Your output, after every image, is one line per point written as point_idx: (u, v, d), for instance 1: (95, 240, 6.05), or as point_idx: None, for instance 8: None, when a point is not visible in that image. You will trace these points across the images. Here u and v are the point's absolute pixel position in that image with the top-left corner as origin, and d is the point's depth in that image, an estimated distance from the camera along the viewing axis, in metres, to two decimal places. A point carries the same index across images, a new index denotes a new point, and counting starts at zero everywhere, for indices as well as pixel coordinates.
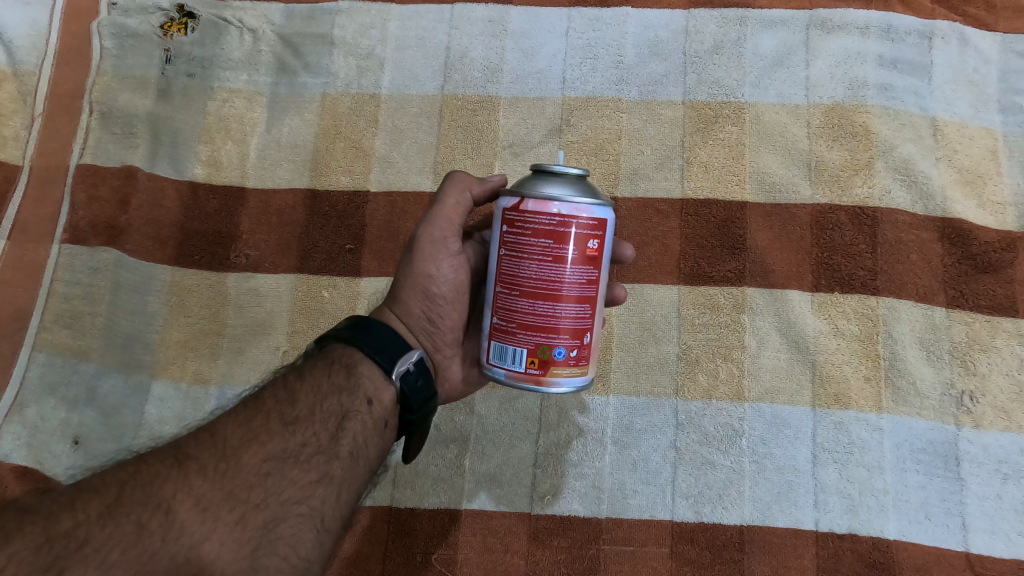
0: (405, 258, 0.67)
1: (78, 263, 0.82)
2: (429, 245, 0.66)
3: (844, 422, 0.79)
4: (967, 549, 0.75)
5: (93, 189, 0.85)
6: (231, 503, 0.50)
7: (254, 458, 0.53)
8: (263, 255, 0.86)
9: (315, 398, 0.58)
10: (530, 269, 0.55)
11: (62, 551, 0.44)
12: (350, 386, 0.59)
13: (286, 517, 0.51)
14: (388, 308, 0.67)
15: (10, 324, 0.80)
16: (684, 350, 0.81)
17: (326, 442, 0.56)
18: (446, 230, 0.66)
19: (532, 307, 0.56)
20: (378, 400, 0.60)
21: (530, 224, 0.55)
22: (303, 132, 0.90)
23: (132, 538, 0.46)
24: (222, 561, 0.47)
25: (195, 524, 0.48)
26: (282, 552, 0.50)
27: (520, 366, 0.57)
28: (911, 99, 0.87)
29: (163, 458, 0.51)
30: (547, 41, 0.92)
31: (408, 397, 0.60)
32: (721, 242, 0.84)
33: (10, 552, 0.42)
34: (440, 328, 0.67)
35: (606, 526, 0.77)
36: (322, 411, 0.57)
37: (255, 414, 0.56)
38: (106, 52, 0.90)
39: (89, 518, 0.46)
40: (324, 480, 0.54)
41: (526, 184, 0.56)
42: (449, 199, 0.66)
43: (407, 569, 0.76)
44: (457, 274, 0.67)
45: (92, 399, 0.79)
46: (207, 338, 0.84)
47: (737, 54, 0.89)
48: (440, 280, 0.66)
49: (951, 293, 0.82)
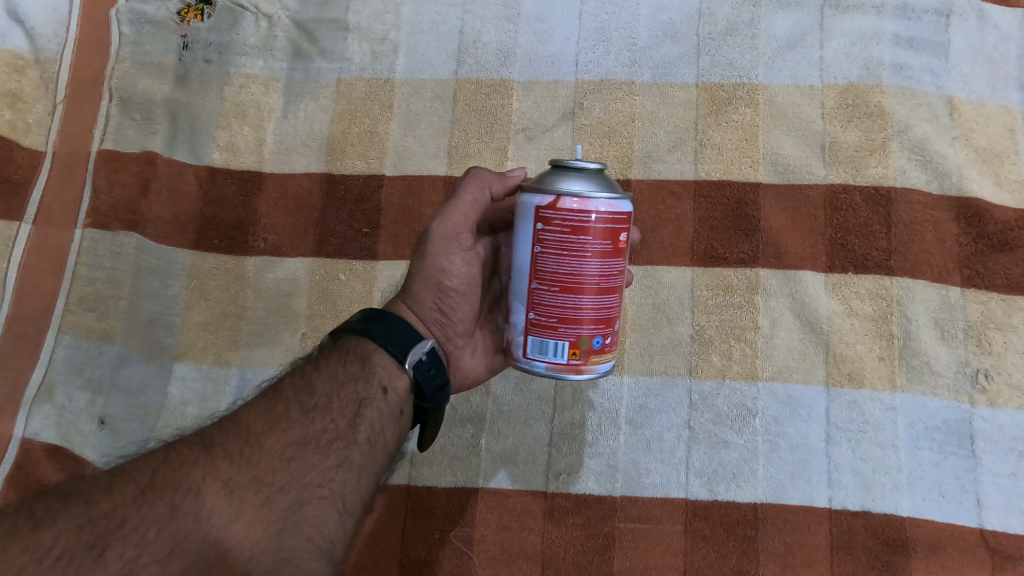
0: (418, 251, 0.67)
1: (102, 247, 0.84)
2: (443, 239, 0.65)
3: (858, 400, 0.79)
4: (981, 526, 0.75)
5: (115, 174, 0.87)
6: (257, 486, 0.50)
7: (277, 444, 0.53)
8: (281, 239, 0.88)
9: (332, 387, 0.58)
10: (568, 265, 0.56)
11: (102, 531, 0.44)
12: (366, 375, 0.59)
13: (309, 500, 0.51)
14: (401, 299, 0.68)
15: (37, 306, 0.82)
16: (698, 331, 0.82)
17: (344, 428, 0.56)
18: (461, 226, 0.66)
19: (569, 301, 0.57)
20: (392, 388, 0.60)
21: (567, 222, 0.55)
22: (320, 117, 0.91)
23: (166, 519, 0.46)
24: (250, 542, 0.48)
25: (223, 506, 0.49)
26: (306, 532, 0.50)
27: (561, 358, 0.58)
28: (927, 78, 0.87)
29: (190, 444, 0.52)
30: (560, 24, 0.92)
31: (422, 385, 0.61)
32: (735, 223, 0.84)
33: (55, 531, 0.43)
34: (451, 319, 0.68)
35: (621, 504, 0.78)
36: (340, 398, 0.58)
37: (274, 402, 0.56)
38: (125, 39, 0.91)
39: (127, 500, 0.46)
40: (344, 465, 0.55)
41: (558, 181, 0.56)
42: (466, 195, 0.66)
43: (426, 545, 0.77)
44: (471, 270, 0.67)
45: (117, 381, 0.81)
46: (228, 321, 0.86)
47: (751, 35, 0.89)
48: (453, 274, 0.66)
49: (967, 272, 0.82)
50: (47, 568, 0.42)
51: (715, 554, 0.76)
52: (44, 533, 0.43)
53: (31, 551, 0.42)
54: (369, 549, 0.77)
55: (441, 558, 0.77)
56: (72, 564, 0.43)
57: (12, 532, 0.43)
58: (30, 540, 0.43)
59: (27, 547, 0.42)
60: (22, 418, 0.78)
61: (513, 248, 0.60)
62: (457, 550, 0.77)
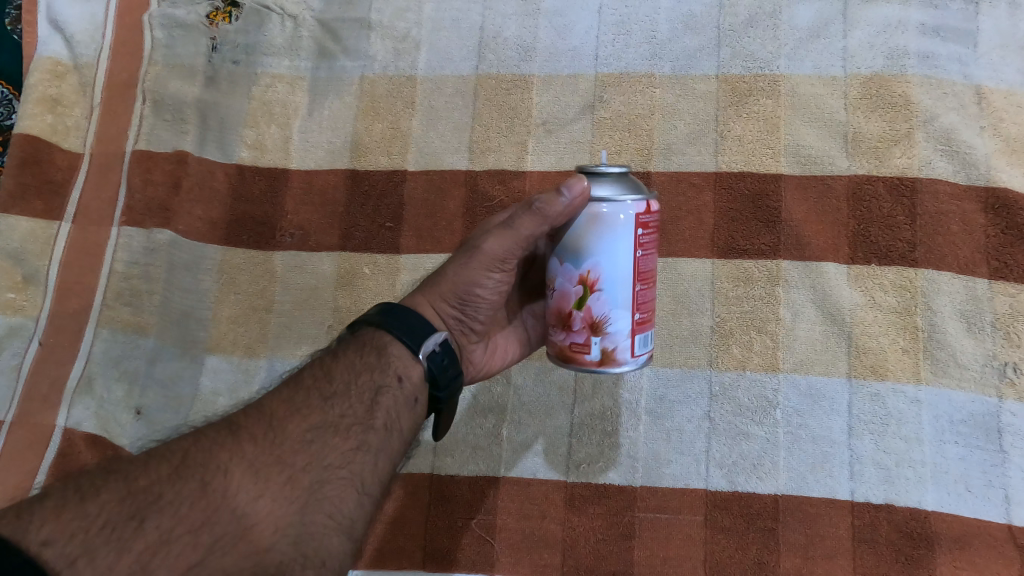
0: (455, 256, 0.66)
1: (138, 244, 0.87)
2: (488, 259, 0.63)
3: (880, 393, 0.78)
4: (1008, 521, 0.74)
5: (148, 172, 0.90)
6: (280, 466, 0.51)
7: (298, 427, 0.54)
8: (309, 233, 0.90)
9: (350, 375, 0.58)
10: (654, 262, 0.61)
11: (142, 503, 0.46)
12: (381, 365, 0.59)
13: (329, 480, 0.52)
14: (421, 294, 0.66)
15: (78, 300, 0.85)
16: (718, 323, 0.82)
17: (362, 414, 0.57)
18: (510, 252, 0.63)
19: (653, 292, 0.62)
20: (407, 377, 0.60)
21: (654, 223, 0.59)
22: (344, 114, 0.93)
23: (197, 495, 0.48)
24: (274, 517, 0.49)
25: (248, 484, 0.50)
26: (327, 510, 0.51)
27: (650, 343, 0.63)
28: (954, 67, 0.86)
29: (217, 428, 0.53)
30: (580, 18, 0.92)
31: (435, 375, 0.61)
32: (756, 215, 0.84)
33: (100, 503, 0.45)
34: (469, 321, 0.67)
35: (641, 495, 0.78)
36: (357, 386, 0.58)
37: (295, 389, 0.57)
38: (157, 42, 0.94)
39: (162, 476, 0.48)
40: (362, 448, 0.55)
41: (638, 188, 0.58)
42: (522, 224, 0.61)
43: (448, 533, 0.79)
44: (503, 287, 0.66)
45: (152, 372, 0.84)
46: (257, 314, 0.88)
47: (772, 27, 0.89)
48: (487, 289, 0.65)
49: (995, 264, 0.80)
50: (93, 536, 0.44)
51: (736, 545, 0.76)
52: (89, 504, 0.45)
53: (78, 520, 0.44)
54: (392, 536, 0.79)
55: (462, 545, 0.78)
56: (115, 533, 0.44)
57: (59, 503, 0.45)
58: (76, 510, 0.44)
59: (75, 517, 0.44)
60: (64, 408, 0.81)
61: (602, 260, 0.57)
62: (478, 537, 0.79)
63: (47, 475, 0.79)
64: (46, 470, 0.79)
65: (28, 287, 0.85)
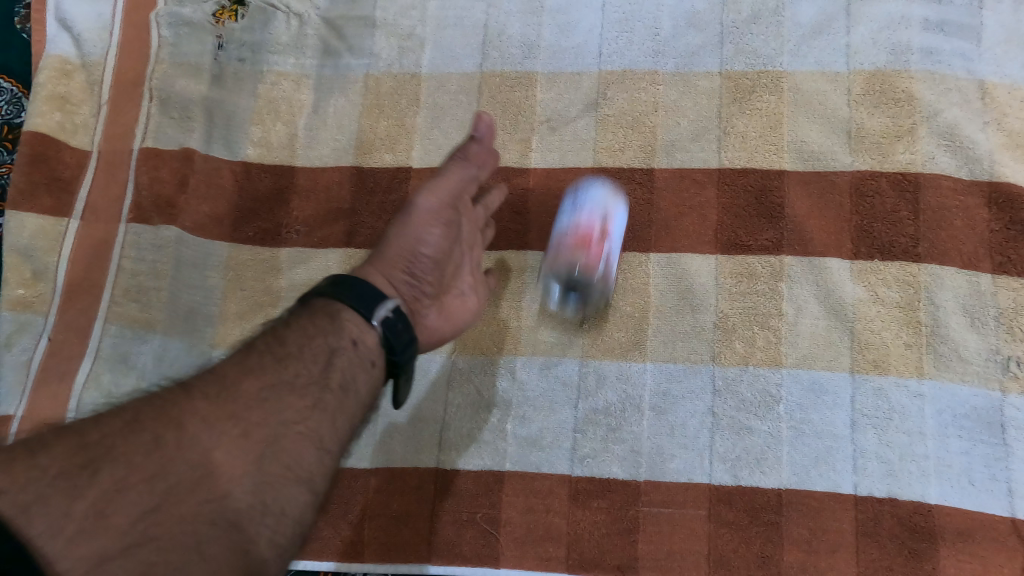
0: (393, 223, 0.71)
1: (145, 241, 0.88)
2: (425, 214, 0.71)
3: (883, 387, 0.79)
4: (1012, 515, 0.75)
5: (155, 170, 0.91)
6: (234, 420, 0.54)
7: (252, 386, 0.56)
8: (314, 230, 0.91)
9: (303, 339, 0.59)
10: None
11: (94, 455, 0.49)
12: (336, 329, 0.61)
13: (285, 434, 0.55)
14: (370, 266, 0.68)
15: (86, 296, 0.86)
16: (721, 318, 0.82)
17: (316, 374, 0.58)
18: (443, 203, 0.71)
19: None
20: (362, 341, 0.61)
21: None
22: (349, 112, 0.94)
23: (151, 447, 0.50)
24: (230, 467, 0.52)
25: (203, 437, 0.52)
26: (284, 461, 0.54)
27: None
28: (957, 62, 0.86)
29: (172, 388, 0.55)
30: (583, 16, 0.93)
31: (391, 340, 0.62)
32: (759, 211, 0.84)
33: (51, 455, 0.48)
34: (420, 282, 0.70)
35: (644, 489, 0.79)
36: (310, 349, 0.59)
37: (247, 354, 0.58)
38: (163, 41, 0.95)
39: (115, 431, 0.51)
40: (317, 406, 0.57)
41: None
42: (453, 174, 0.72)
43: (454, 527, 0.79)
44: (445, 244, 0.72)
45: (159, 367, 0.85)
46: (263, 310, 0.88)
47: (775, 23, 0.89)
48: (429, 245, 0.70)
49: (998, 258, 0.81)
50: (46, 485, 0.47)
51: (740, 539, 0.76)
52: (41, 458, 0.48)
53: (30, 471, 0.47)
54: (397, 530, 0.80)
55: (466, 539, 0.79)
56: (69, 483, 0.47)
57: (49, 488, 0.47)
58: (29, 462, 0.47)
59: (27, 469, 0.47)
60: (73, 403, 0.82)
61: None
62: (482, 531, 0.79)
63: None
64: None
65: (37, 283, 0.86)
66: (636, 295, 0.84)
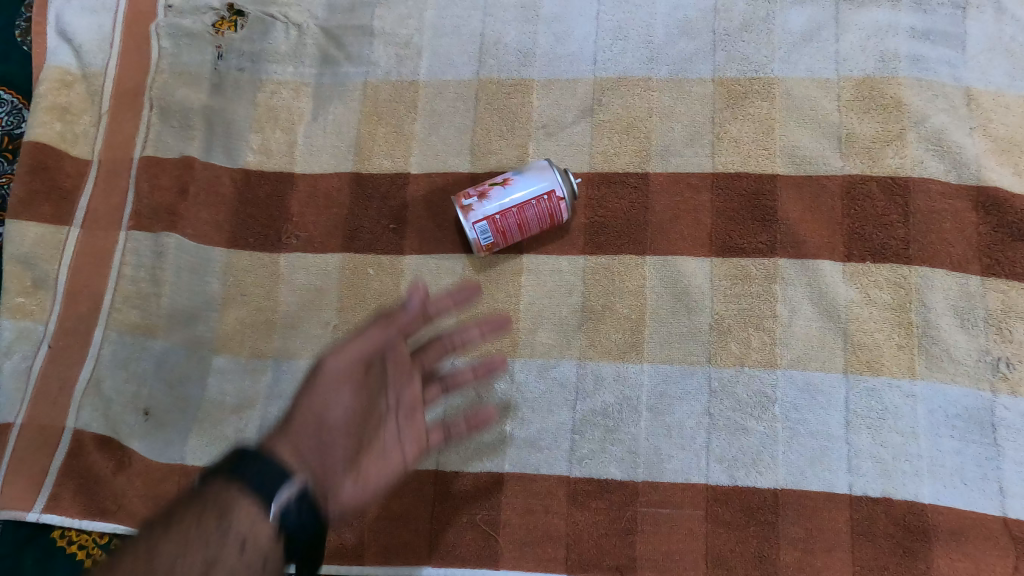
0: (303, 389, 0.71)
1: (145, 249, 0.89)
2: (332, 375, 0.71)
3: (877, 388, 0.80)
4: (1003, 513, 0.76)
5: (155, 178, 0.92)
6: None
7: None
8: (313, 235, 0.91)
9: (186, 537, 0.57)
10: None
11: None
12: (221, 530, 0.58)
13: None
14: (275, 437, 0.66)
15: (86, 303, 0.87)
16: (716, 320, 0.83)
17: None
18: (353, 364, 0.72)
19: None
20: (252, 540, 0.58)
21: None
22: (348, 119, 0.95)
23: None
24: None
25: None
26: None
27: None
28: (944, 69, 0.88)
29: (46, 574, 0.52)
30: (578, 24, 0.95)
31: (293, 532, 0.60)
32: (753, 214, 0.85)
33: None
34: (329, 452, 0.67)
35: (642, 490, 0.80)
36: (187, 552, 0.56)
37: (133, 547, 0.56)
38: (163, 51, 0.96)
39: None
40: None
41: None
42: (365, 336, 0.72)
43: (454, 528, 0.80)
44: (353, 407, 0.71)
45: (160, 373, 0.86)
46: (263, 315, 0.89)
47: (766, 31, 0.91)
48: (337, 410, 0.70)
49: (986, 261, 0.82)
50: None
51: (736, 538, 0.77)
52: None
53: None
54: (398, 533, 0.80)
55: (466, 541, 0.79)
56: None
57: None
58: None
59: None
60: (73, 410, 0.83)
61: None
62: (482, 533, 0.79)
63: (58, 475, 0.81)
64: (55, 471, 0.81)
65: (37, 292, 0.87)
66: (633, 297, 0.85)
